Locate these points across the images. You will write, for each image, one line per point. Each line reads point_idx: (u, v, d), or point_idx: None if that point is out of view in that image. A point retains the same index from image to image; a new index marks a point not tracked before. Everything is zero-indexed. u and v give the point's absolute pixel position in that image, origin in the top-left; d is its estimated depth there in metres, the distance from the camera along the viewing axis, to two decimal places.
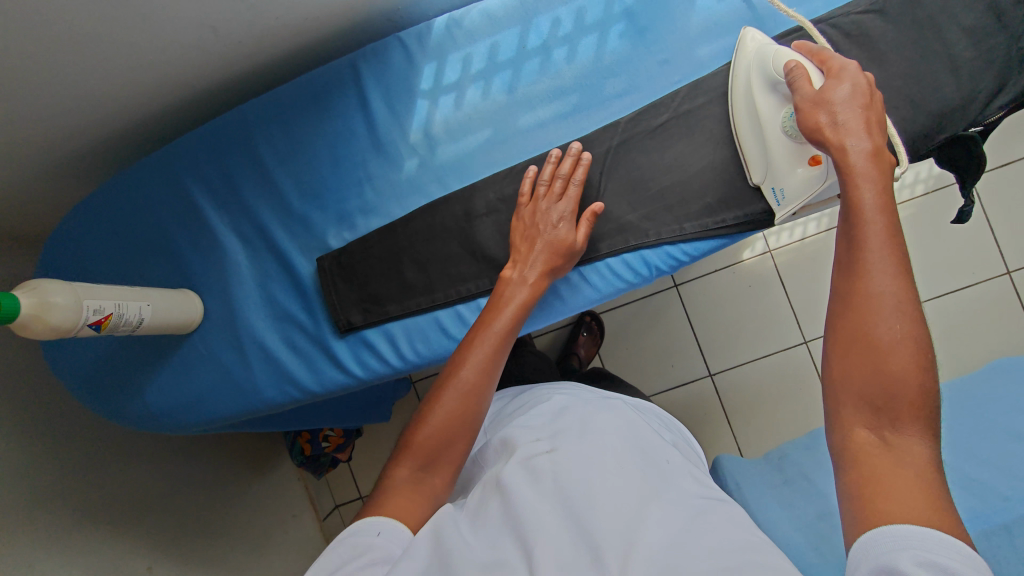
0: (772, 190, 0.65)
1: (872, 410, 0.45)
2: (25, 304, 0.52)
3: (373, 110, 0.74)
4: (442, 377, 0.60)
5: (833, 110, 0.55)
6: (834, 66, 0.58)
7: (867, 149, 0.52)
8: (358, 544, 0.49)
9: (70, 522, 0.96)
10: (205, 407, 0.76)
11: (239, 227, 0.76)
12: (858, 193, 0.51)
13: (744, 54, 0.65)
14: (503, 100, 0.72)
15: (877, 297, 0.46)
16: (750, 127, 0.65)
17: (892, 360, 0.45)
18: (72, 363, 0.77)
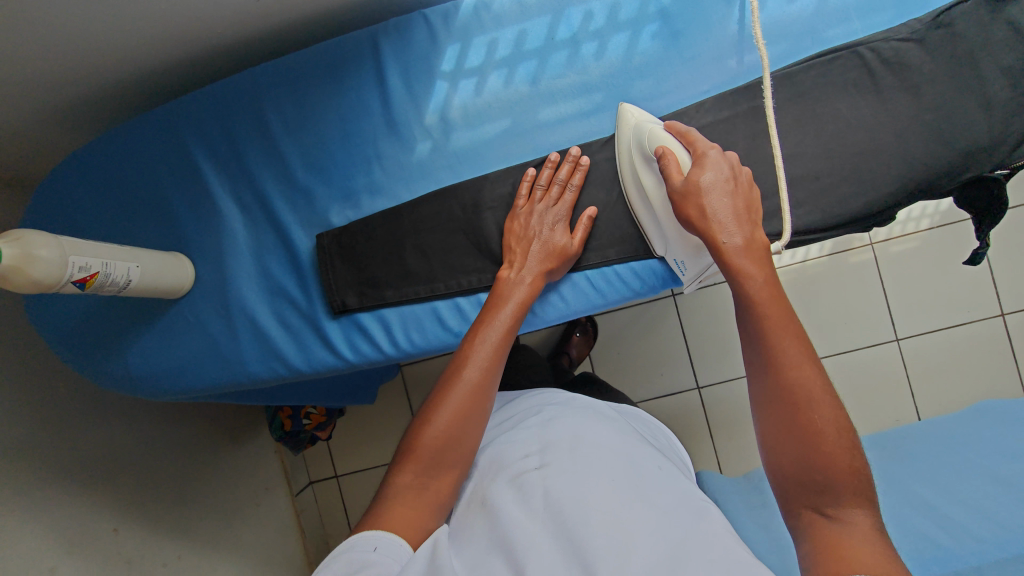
0: (675, 261, 0.67)
1: (806, 491, 0.49)
2: (5, 257, 0.49)
3: (390, 87, 0.71)
4: (442, 384, 0.62)
5: (701, 204, 0.58)
6: (700, 150, 0.60)
7: (742, 243, 0.56)
8: (356, 560, 0.51)
9: (37, 478, 0.93)
10: (187, 376, 0.74)
11: (239, 194, 0.73)
12: (749, 287, 0.55)
13: (620, 134, 0.67)
14: (524, 91, 0.70)
15: (801, 395, 0.50)
16: (641, 203, 0.66)
17: (823, 446, 0.49)
18: (52, 317, 0.74)
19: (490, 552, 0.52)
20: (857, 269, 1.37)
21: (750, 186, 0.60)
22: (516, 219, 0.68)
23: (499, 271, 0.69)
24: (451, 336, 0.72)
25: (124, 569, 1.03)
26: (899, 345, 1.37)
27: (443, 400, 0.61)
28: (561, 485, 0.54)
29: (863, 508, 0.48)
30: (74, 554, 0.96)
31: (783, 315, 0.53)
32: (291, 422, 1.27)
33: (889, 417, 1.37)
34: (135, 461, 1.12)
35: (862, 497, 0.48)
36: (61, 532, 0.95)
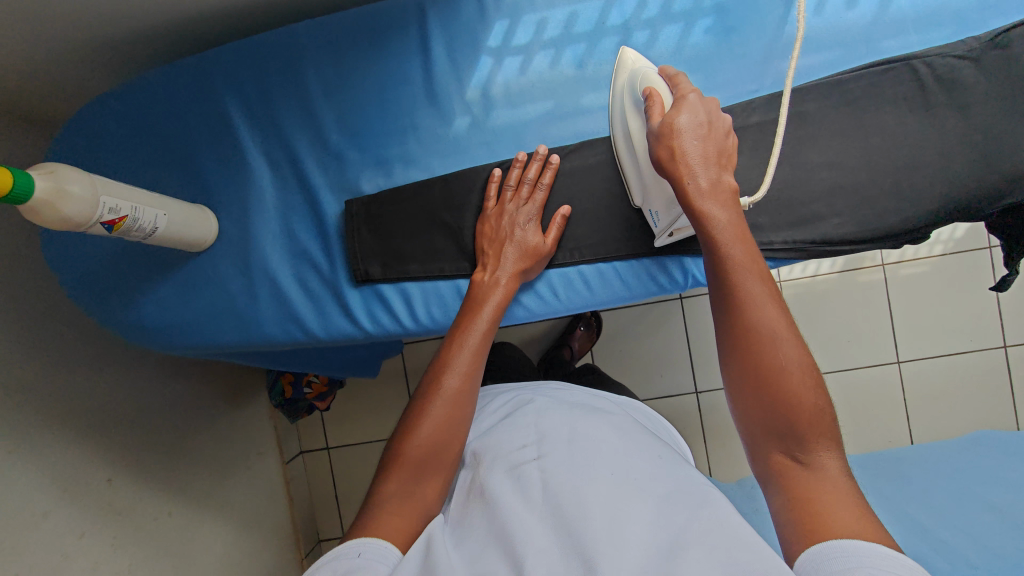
0: (651, 213, 0.67)
1: (775, 435, 0.51)
2: (38, 188, 0.48)
3: (433, 56, 0.69)
4: (424, 392, 0.62)
5: (673, 146, 0.58)
6: (682, 93, 0.60)
7: (707, 186, 0.57)
8: (341, 569, 0.50)
9: (36, 422, 0.92)
10: (204, 332, 0.73)
11: (270, 152, 0.72)
12: (714, 228, 0.56)
13: (615, 77, 0.67)
14: (570, 74, 0.69)
15: (765, 333, 0.52)
16: (625, 147, 0.66)
17: (795, 394, 0.51)
18: (72, 259, 0.73)
19: (487, 544, 0.51)
20: (867, 288, 1.37)
21: (726, 135, 0.60)
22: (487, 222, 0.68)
23: (473, 274, 0.69)
24: None
25: (115, 520, 1.03)
26: (900, 367, 1.38)
27: (427, 408, 0.60)
28: (559, 478, 0.54)
29: (833, 451, 0.50)
30: (68, 500, 0.95)
31: (749, 257, 0.55)
32: (291, 389, 1.26)
33: (882, 437, 1.39)
34: (132, 413, 1.11)
35: (828, 437, 0.50)
36: (56, 477, 0.94)
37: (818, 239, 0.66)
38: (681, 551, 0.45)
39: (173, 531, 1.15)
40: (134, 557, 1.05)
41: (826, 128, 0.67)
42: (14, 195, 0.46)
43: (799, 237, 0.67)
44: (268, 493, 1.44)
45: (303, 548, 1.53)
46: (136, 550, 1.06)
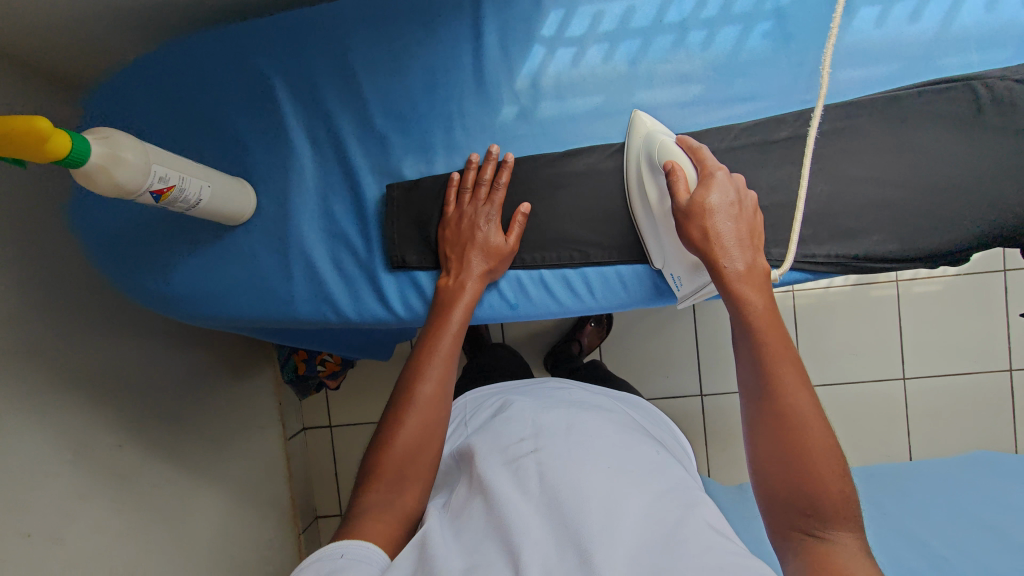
0: (672, 276, 0.68)
1: (794, 512, 0.51)
2: (95, 152, 0.47)
3: (485, 42, 0.68)
4: (399, 401, 0.63)
5: (706, 227, 0.59)
6: (708, 170, 0.61)
7: (743, 269, 0.58)
8: (324, 569, 0.51)
9: (53, 384, 0.91)
10: (235, 306, 0.72)
11: (312, 128, 0.70)
12: (749, 312, 0.56)
13: (631, 141, 0.67)
14: (622, 71, 0.68)
15: (797, 420, 0.52)
16: (643, 212, 0.67)
17: (822, 472, 0.50)
18: (104, 222, 0.72)
19: (485, 535, 0.52)
20: (880, 303, 1.36)
21: (753, 212, 0.62)
22: (453, 228, 0.68)
23: (441, 279, 0.69)
24: (506, 306, 0.73)
25: (123, 486, 1.02)
26: (904, 384, 1.38)
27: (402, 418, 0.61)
28: (556, 471, 0.55)
29: (854, 536, 0.49)
30: (78, 463, 0.94)
31: (781, 338, 0.56)
32: (304, 365, 1.25)
33: (880, 452, 1.40)
34: (144, 379, 1.10)
35: (851, 521, 0.50)
36: (68, 439, 0.93)
37: (861, 256, 0.66)
38: (673, 553, 0.46)
39: (176, 500, 1.15)
40: (138, 523, 1.05)
41: (877, 143, 0.66)
42: (70, 158, 0.46)
43: (840, 251, 0.66)
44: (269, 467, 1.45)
45: (300, 523, 1.55)
46: (140, 516, 1.06)
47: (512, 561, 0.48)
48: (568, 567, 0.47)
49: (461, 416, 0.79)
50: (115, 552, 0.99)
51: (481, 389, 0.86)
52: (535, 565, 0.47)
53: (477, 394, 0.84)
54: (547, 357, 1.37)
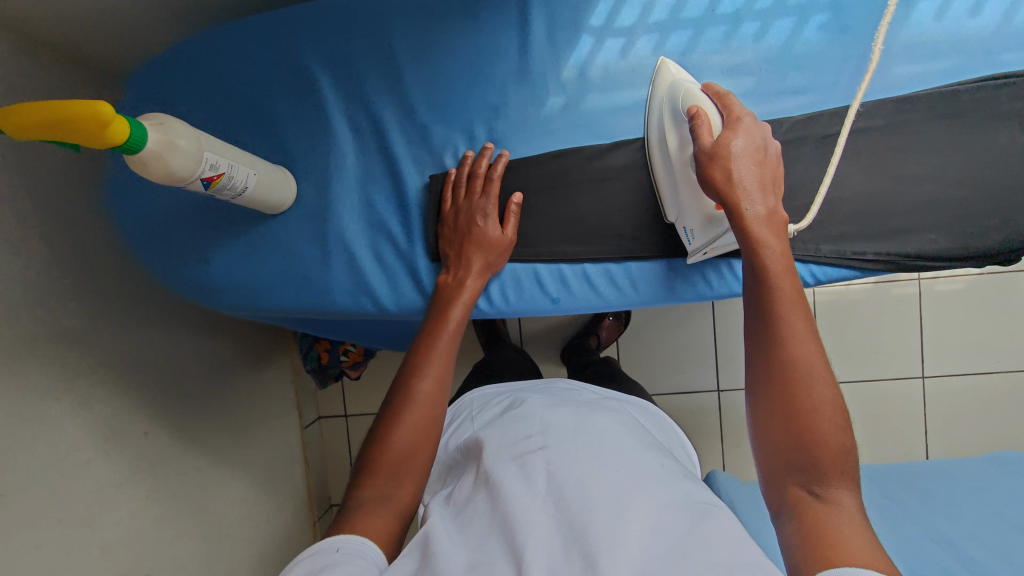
0: (685, 230, 0.66)
1: (791, 466, 0.48)
2: (150, 138, 0.46)
3: (531, 31, 0.66)
4: (396, 396, 0.60)
5: (730, 168, 0.56)
6: (735, 116, 0.59)
7: (764, 213, 0.56)
8: (318, 562, 0.48)
9: (80, 370, 0.91)
10: (271, 296, 0.71)
11: (353, 116, 0.69)
12: (767, 259, 0.54)
13: (654, 92, 0.65)
14: (671, 62, 0.66)
15: (802, 370, 0.49)
16: (662, 163, 0.65)
17: (825, 432, 0.47)
18: (141, 209, 0.72)
19: (489, 533, 0.51)
20: (902, 301, 1.35)
21: (776, 162, 0.60)
22: (461, 219, 0.67)
23: (441, 276, 0.68)
24: (547, 301, 0.71)
25: (148, 473, 1.03)
26: (924, 382, 1.37)
27: (400, 414, 0.59)
28: (565, 469, 0.53)
29: (851, 495, 0.46)
30: (108, 451, 0.95)
31: (793, 287, 0.53)
32: (327, 356, 1.25)
33: (896, 450, 1.40)
34: (169, 367, 1.10)
35: (847, 478, 0.47)
36: (97, 427, 0.93)
37: (911, 253, 0.64)
38: (682, 554, 0.44)
39: (199, 488, 1.15)
40: (164, 511, 1.05)
41: (929, 140, 0.65)
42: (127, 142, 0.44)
43: (893, 250, 0.64)
44: (285, 455, 1.46)
45: (314, 511, 1.56)
46: (164, 503, 1.06)
47: (515, 561, 0.46)
48: (572, 568, 0.45)
49: (469, 414, 0.78)
50: (142, 539, 1.00)
51: (486, 389, 0.85)
52: (538, 565, 0.45)
53: (482, 394, 0.83)
54: (563, 350, 1.37)
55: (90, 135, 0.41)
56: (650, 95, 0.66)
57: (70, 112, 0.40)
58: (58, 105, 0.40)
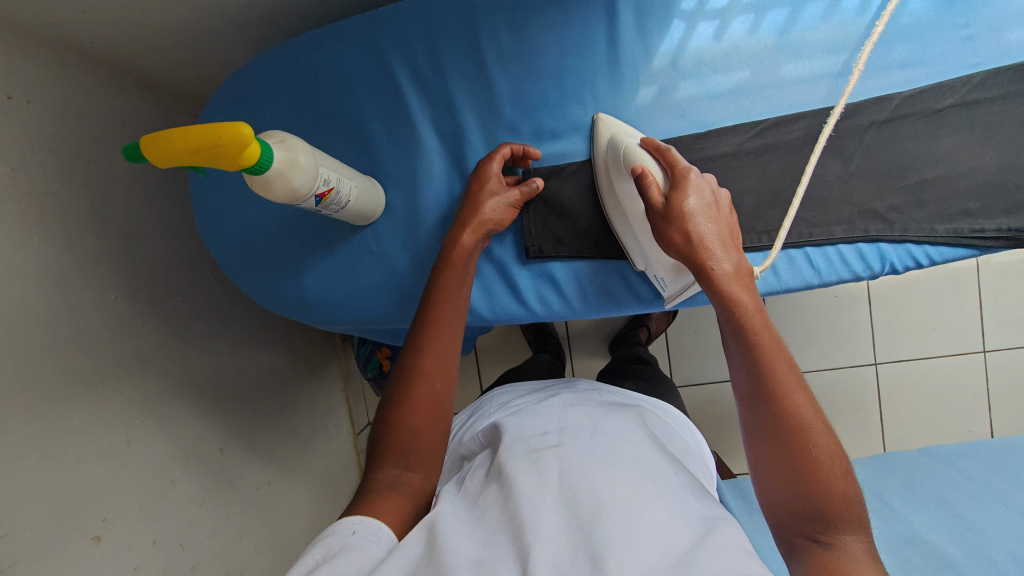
0: (656, 278, 0.67)
1: (798, 518, 0.48)
2: (276, 157, 0.46)
3: (621, 22, 0.64)
4: (397, 375, 0.62)
5: (688, 230, 0.56)
6: (680, 172, 0.59)
7: (731, 270, 0.55)
8: (333, 545, 0.50)
9: (159, 391, 0.91)
10: (365, 307, 0.71)
11: (439, 122, 0.68)
12: (742, 315, 0.53)
13: (598, 146, 0.66)
14: (770, 43, 0.63)
15: (796, 421, 0.49)
16: (619, 218, 0.66)
17: (828, 482, 0.47)
18: (229, 225, 0.71)
19: (498, 526, 0.51)
20: (960, 274, 1.30)
21: (730, 213, 0.60)
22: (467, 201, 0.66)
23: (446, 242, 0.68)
24: (646, 298, 0.70)
25: (226, 489, 1.02)
26: (985, 356, 1.33)
27: (402, 395, 0.61)
28: (577, 468, 0.54)
29: (860, 537, 0.46)
30: (190, 469, 0.95)
31: (772, 343, 0.53)
32: (389, 363, 1.22)
33: (965, 429, 1.36)
34: (240, 383, 1.10)
35: (855, 520, 0.47)
36: (179, 446, 0.93)
37: None
38: (686, 563, 0.44)
39: (273, 499, 1.15)
40: (243, 525, 1.05)
41: None
42: (258, 164, 0.44)
43: (1014, 224, 0.62)
44: (343, 462, 1.45)
45: None
46: (242, 519, 1.05)
47: (521, 559, 0.46)
48: (577, 567, 0.45)
49: (485, 410, 0.78)
50: (226, 554, 1.00)
51: (505, 387, 0.86)
52: (544, 562, 0.45)
53: (501, 392, 0.84)
54: (612, 343, 1.35)
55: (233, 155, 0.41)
56: (595, 152, 0.66)
57: (215, 135, 0.40)
58: (203, 127, 0.40)
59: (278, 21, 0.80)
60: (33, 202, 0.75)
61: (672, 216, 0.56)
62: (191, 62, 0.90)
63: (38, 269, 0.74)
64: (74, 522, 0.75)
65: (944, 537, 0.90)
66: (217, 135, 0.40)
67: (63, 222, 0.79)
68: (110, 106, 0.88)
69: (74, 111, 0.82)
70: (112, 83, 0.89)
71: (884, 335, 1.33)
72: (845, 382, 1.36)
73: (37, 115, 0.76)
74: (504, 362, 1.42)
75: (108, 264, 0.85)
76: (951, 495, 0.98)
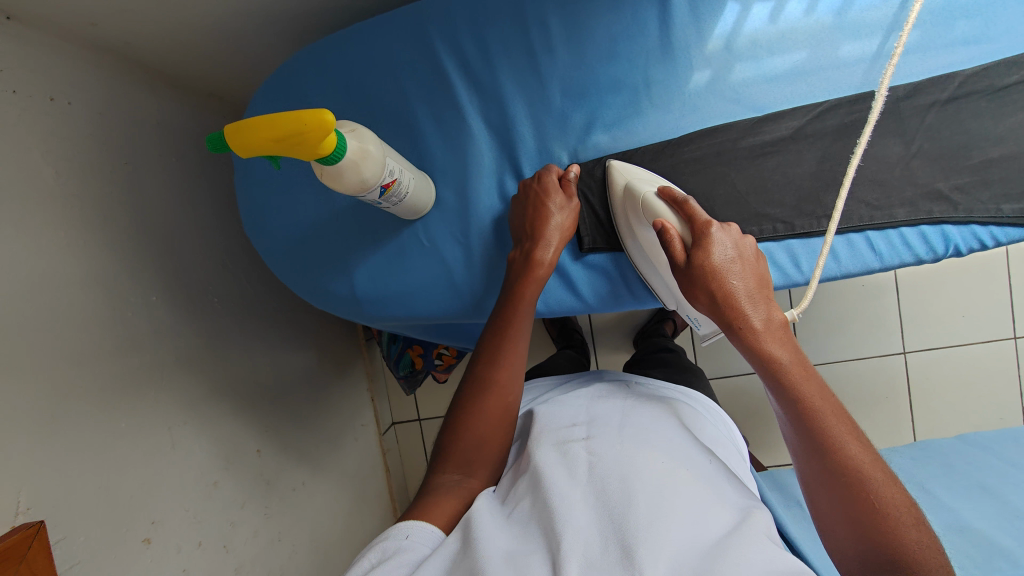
0: (691, 317, 0.67)
1: (878, 574, 0.46)
2: (349, 147, 0.47)
3: (674, 6, 0.62)
4: (471, 388, 0.63)
5: (713, 290, 0.54)
6: (701, 225, 0.56)
7: (763, 327, 0.52)
8: (388, 548, 0.50)
9: (200, 392, 0.90)
10: (417, 302, 0.70)
11: (488, 113, 0.67)
12: (784, 374, 0.51)
13: (613, 191, 0.66)
14: (827, 23, 0.62)
15: (857, 476, 0.47)
16: (648, 264, 0.67)
17: (902, 536, 0.46)
18: (279, 223, 0.71)
19: (529, 521, 0.51)
20: (987, 261, 1.27)
21: (758, 257, 0.56)
22: (524, 208, 0.66)
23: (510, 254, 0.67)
24: None
25: (266, 490, 1.02)
26: (1017, 343, 1.31)
27: (477, 407, 0.61)
28: (606, 460, 0.54)
29: None
30: (231, 470, 0.94)
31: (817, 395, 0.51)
32: (421, 361, 1.20)
33: (999, 416, 1.34)
34: (274, 383, 1.09)
35: (938, 570, 0.45)
36: (220, 446, 0.93)
37: None
38: (722, 552, 0.44)
39: (308, 500, 1.14)
40: (282, 527, 1.05)
41: None
42: (333, 153, 0.45)
43: None
44: (372, 462, 1.44)
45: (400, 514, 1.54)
46: (282, 520, 1.05)
47: (552, 553, 0.46)
48: (610, 559, 0.45)
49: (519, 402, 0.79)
50: (266, 555, 0.99)
51: (533, 381, 0.87)
52: (575, 558, 0.45)
53: (532, 385, 0.85)
54: (638, 338, 1.34)
55: (313, 143, 0.43)
56: (612, 199, 0.66)
57: (298, 124, 0.42)
58: (288, 117, 0.42)
59: (313, 17, 0.79)
60: (77, 203, 0.74)
61: (698, 275, 0.54)
62: (224, 62, 0.90)
63: (83, 270, 0.73)
64: (125, 524, 0.74)
65: (992, 525, 0.88)
66: (300, 123, 0.41)
67: (105, 224, 0.78)
68: (142, 105, 0.87)
69: (110, 111, 0.81)
70: (147, 85, 0.88)
71: (914, 323, 1.31)
72: (874, 372, 1.34)
73: (78, 117, 0.76)
74: (530, 358, 1.41)
75: (149, 264, 0.84)
76: (994, 482, 0.96)
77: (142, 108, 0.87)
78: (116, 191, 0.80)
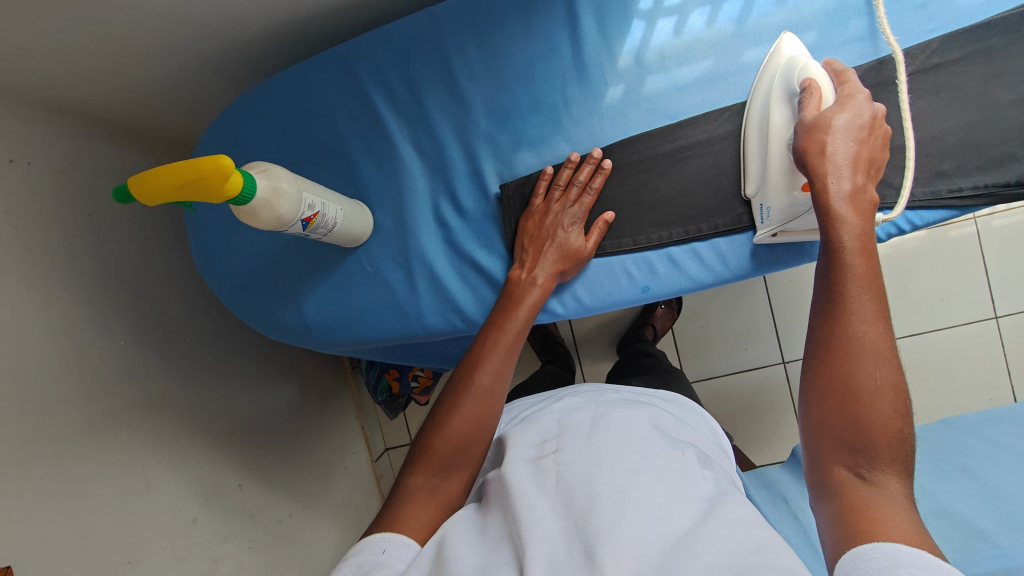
0: (761, 207, 0.65)
1: (842, 449, 0.49)
2: (259, 186, 0.51)
3: (583, 27, 0.66)
4: (455, 387, 0.64)
5: (821, 140, 0.56)
6: (848, 91, 0.58)
7: (848, 190, 0.56)
8: (362, 562, 0.51)
9: (174, 430, 0.92)
10: (365, 327, 0.73)
11: (418, 140, 0.71)
12: (842, 234, 0.54)
13: (769, 64, 0.63)
14: (729, 31, 0.65)
15: (860, 347, 0.50)
16: (756, 144, 0.64)
17: (878, 412, 0.48)
18: (231, 259, 0.74)
19: (500, 533, 0.51)
20: (957, 245, 1.29)
21: (881, 146, 0.58)
22: (537, 217, 0.68)
23: (511, 270, 0.70)
24: (637, 289, 0.71)
25: (248, 524, 1.02)
26: (998, 322, 1.31)
27: (459, 403, 0.62)
28: (578, 464, 0.54)
29: (900, 479, 0.46)
30: (210, 506, 0.95)
31: (870, 269, 0.53)
32: (398, 384, 1.21)
33: (990, 396, 1.33)
34: (254, 417, 1.11)
35: (899, 464, 0.47)
36: (198, 483, 0.94)
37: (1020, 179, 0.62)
38: (684, 543, 0.45)
39: (297, 532, 1.15)
40: (267, 559, 1.05)
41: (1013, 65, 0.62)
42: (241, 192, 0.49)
43: (992, 180, 0.63)
44: (365, 489, 1.45)
45: None
46: (267, 552, 1.05)
47: (519, 560, 0.47)
48: (574, 563, 0.46)
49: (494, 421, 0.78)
50: None
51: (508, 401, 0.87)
52: (539, 562, 0.46)
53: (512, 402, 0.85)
54: (619, 345, 1.35)
55: (217, 183, 0.47)
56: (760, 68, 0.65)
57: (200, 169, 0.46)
58: (190, 163, 0.46)
59: (256, 63, 0.83)
60: (40, 258, 0.78)
61: (817, 122, 0.56)
62: (179, 111, 0.94)
63: (48, 320, 0.76)
64: (99, 565, 0.75)
65: (972, 506, 0.86)
66: (200, 168, 0.45)
67: (68, 274, 0.81)
68: (101, 158, 0.91)
69: (69, 166, 0.85)
70: (107, 140, 0.93)
71: None
72: None
73: (38, 175, 0.80)
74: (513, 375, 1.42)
75: (114, 310, 0.87)
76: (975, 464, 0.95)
77: (100, 160, 0.91)
78: (77, 241, 0.84)
